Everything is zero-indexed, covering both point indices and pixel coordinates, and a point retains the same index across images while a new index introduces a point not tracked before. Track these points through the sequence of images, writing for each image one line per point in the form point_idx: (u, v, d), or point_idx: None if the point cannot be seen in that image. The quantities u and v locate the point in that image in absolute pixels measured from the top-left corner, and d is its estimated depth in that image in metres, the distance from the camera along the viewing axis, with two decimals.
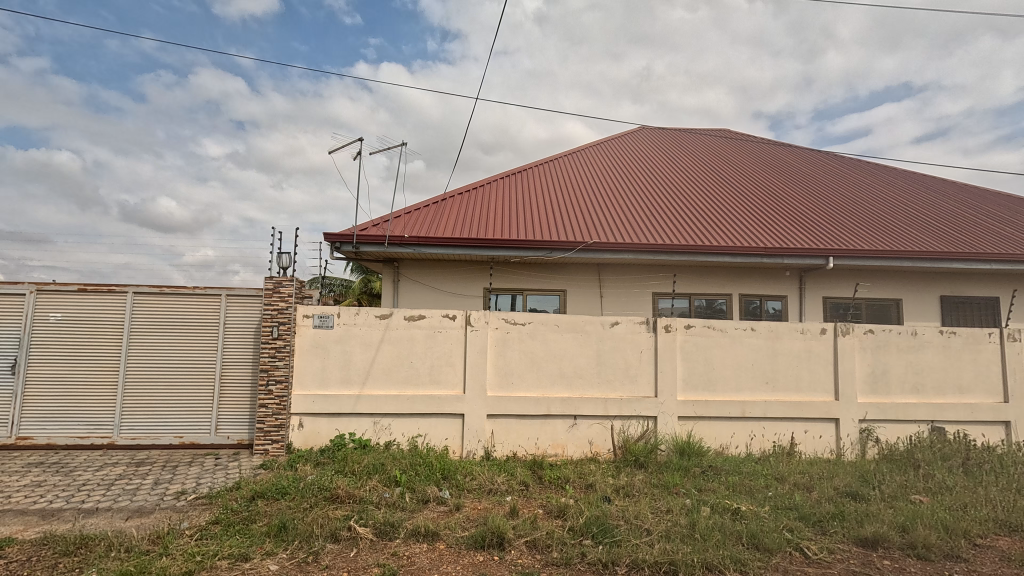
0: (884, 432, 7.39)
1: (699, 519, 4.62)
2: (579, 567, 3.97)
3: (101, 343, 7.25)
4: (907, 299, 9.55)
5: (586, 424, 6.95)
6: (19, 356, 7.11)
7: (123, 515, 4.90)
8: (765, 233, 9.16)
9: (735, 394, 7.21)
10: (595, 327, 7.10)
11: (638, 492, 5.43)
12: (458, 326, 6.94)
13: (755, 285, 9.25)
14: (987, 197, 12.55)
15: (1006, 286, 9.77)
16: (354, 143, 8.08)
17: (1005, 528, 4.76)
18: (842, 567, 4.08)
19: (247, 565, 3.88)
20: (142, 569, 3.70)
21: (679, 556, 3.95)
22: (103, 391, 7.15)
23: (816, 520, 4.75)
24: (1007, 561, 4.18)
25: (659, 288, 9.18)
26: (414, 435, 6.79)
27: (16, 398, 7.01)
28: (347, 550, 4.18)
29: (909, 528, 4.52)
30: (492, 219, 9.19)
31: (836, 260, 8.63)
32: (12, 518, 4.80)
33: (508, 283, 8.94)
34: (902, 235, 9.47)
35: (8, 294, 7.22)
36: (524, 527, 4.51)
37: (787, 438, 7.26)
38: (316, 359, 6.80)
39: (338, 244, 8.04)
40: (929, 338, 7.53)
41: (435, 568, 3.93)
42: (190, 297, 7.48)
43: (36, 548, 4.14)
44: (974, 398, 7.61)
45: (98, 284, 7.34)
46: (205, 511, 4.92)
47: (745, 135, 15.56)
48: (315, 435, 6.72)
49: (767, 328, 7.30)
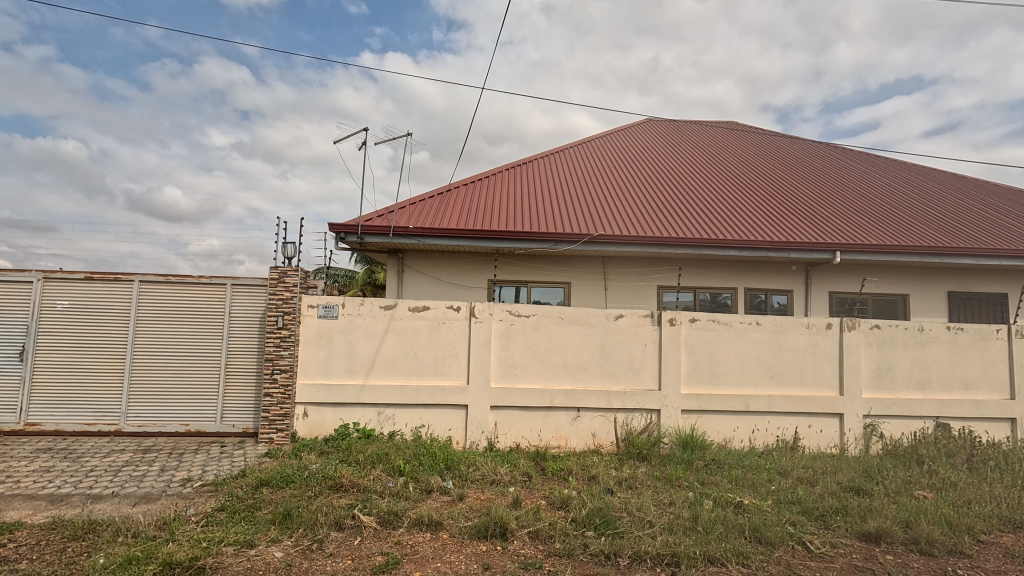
0: (888, 428, 7.38)
1: (702, 512, 4.63)
2: (582, 558, 3.97)
3: (108, 331, 7.29)
4: (914, 294, 9.49)
5: (589, 417, 6.96)
6: (27, 343, 7.17)
7: (129, 501, 4.94)
8: (772, 227, 9.09)
9: (740, 388, 7.21)
10: (599, 320, 7.09)
11: (641, 485, 5.45)
12: (462, 318, 6.94)
13: (760, 279, 9.23)
14: (997, 193, 12.42)
15: (1015, 282, 9.69)
16: (359, 134, 8.11)
17: (1009, 525, 4.74)
18: (845, 561, 4.08)
19: (253, 552, 3.92)
20: (149, 554, 3.73)
21: (682, 549, 3.97)
22: (110, 378, 7.20)
23: (819, 514, 4.76)
24: (1010, 557, 4.17)
25: (664, 281, 9.14)
26: (418, 425, 6.81)
27: (24, 384, 7.08)
28: (352, 538, 4.21)
29: (912, 523, 4.51)
30: (497, 210, 9.15)
31: (843, 254, 8.58)
32: (21, 503, 4.85)
33: (513, 276, 8.93)
34: (910, 230, 9.39)
35: (16, 282, 7.27)
36: (526, 517, 4.53)
37: (790, 432, 7.24)
38: (321, 350, 6.82)
39: (342, 235, 8.03)
40: (936, 334, 7.49)
41: (438, 557, 3.96)
42: (195, 286, 7.51)
43: (44, 533, 4.19)
44: (980, 395, 7.58)
45: (104, 273, 7.38)
46: (211, 498, 4.96)
47: (753, 128, 15.40)
48: (320, 424, 6.75)
49: (772, 323, 7.28)
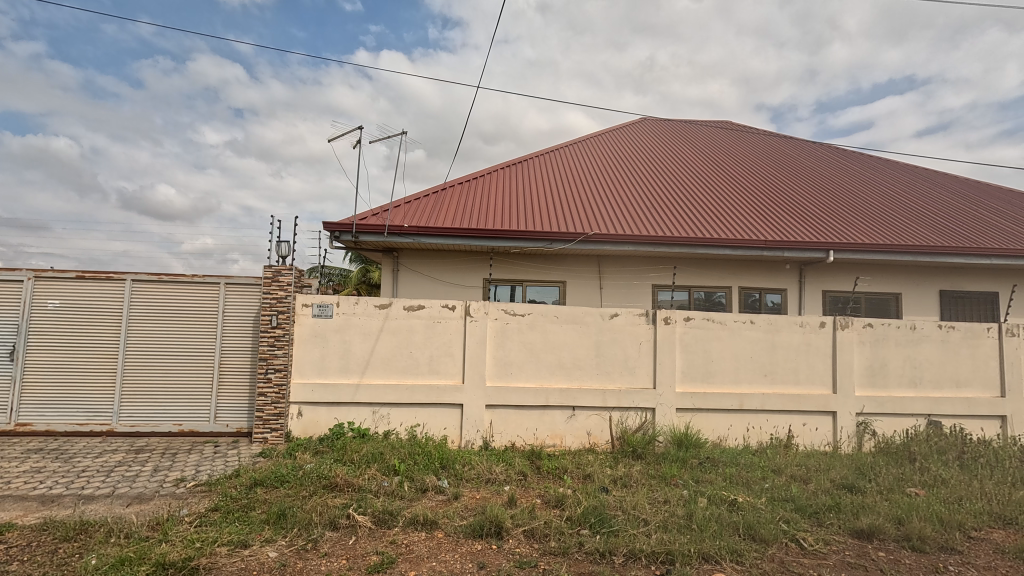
0: (881, 425, 7.43)
1: (696, 510, 4.64)
2: (577, 556, 3.98)
3: (100, 331, 7.23)
4: (906, 293, 9.55)
5: (584, 415, 6.97)
6: (18, 342, 7.11)
7: (122, 501, 4.91)
8: (766, 226, 9.13)
9: (734, 386, 7.23)
10: (594, 318, 7.10)
11: (636, 483, 5.47)
12: (458, 316, 6.93)
13: (754, 278, 9.27)
14: (991, 193, 12.49)
15: (1006, 281, 9.78)
16: (354, 132, 8.08)
17: (999, 521, 4.78)
18: (838, 558, 4.10)
19: (247, 552, 3.90)
20: (142, 555, 3.71)
21: (676, 546, 3.99)
22: (102, 378, 7.15)
23: (812, 511, 4.78)
24: (1001, 553, 4.22)
25: (659, 280, 9.16)
26: (413, 424, 6.80)
27: (15, 384, 7.02)
28: (346, 537, 4.20)
29: (904, 520, 4.54)
30: (492, 209, 9.14)
31: (836, 253, 8.61)
32: (12, 503, 4.82)
33: (508, 274, 8.93)
34: (903, 229, 9.45)
35: (6, 281, 7.20)
36: (522, 516, 4.53)
37: (784, 430, 7.28)
38: (316, 349, 6.79)
39: (337, 234, 8.00)
40: (928, 332, 7.54)
41: (433, 556, 3.96)
42: (189, 285, 7.46)
43: (35, 534, 4.15)
44: (971, 392, 7.64)
45: (96, 271, 7.32)
46: (205, 498, 4.94)
47: (749, 128, 15.45)
48: (315, 423, 6.73)
49: (766, 321, 7.32)
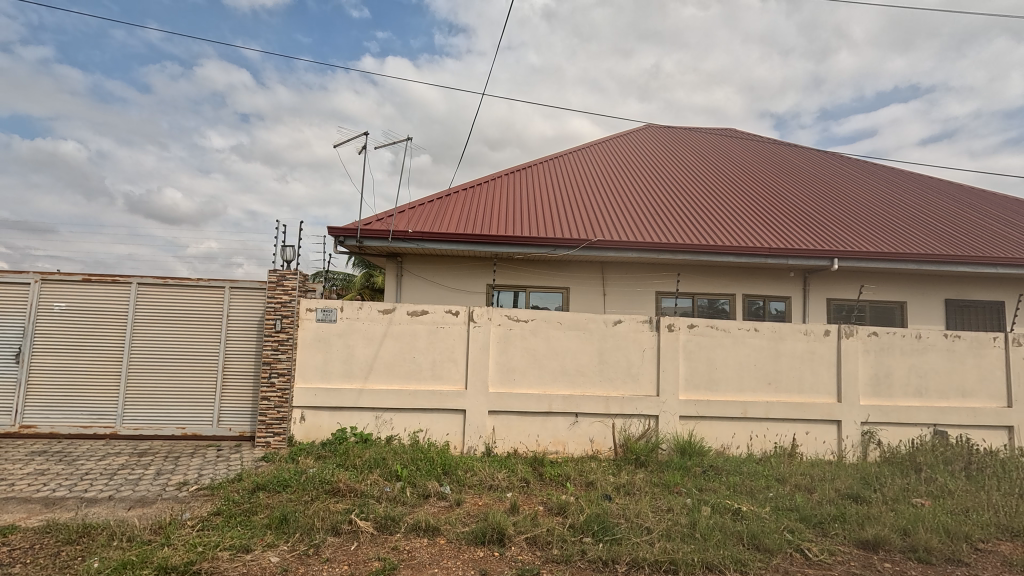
0: (886, 435, 7.39)
1: (700, 519, 4.61)
2: (579, 564, 3.96)
3: (105, 333, 7.27)
4: (911, 302, 9.51)
5: (587, 422, 6.95)
6: (23, 343, 7.14)
7: (124, 505, 4.91)
8: (772, 235, 9.06)
9: (737, 394, 7.20)
10: (598, 325, 7.09)
11: (639, 491, 5.43)
12: (461, 322, 6.93)
13: (759, 286, 9.23)
14: (992, 200, 12.48)
15: (1012, 290, 9.73)
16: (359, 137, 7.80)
17: (1007, 533, 4.74)
18: (843, 568, 4.08)
19: (248, 557, 3.89)
20: (144, 559, 3.69)
21: (680, 555, 3.95)
22: (107, 381, 7.17)
23: (817, 521, 4.74)
24: (1008, 566, 4.17)
25: (662, 287, 9.16)
26: (416, 430, 6.79)
27: (20, 386, 7.05)
28: (348, 543, 4.18)
29: (910, 531, 4.51)
30: (497, 215, 9.17)
31: (841, 261, 8.57)
32: (15, 506, 4.82)
33: (511, 280, 8.94)
34: (908, 237, 9.43)
35: (13, 282, 7.26)
36: (524, 523, 4.51)
37: (788, 439, 7.24)
38: (320, 354, 6.80)
39: (341, 238, 8.00)
40: (934, 341, 7.49)
41: (435, 563, 3.94)
42: (193, 288, 7.49)
43: (38, 536, 4.15)
44: (976, 403, 7.58)
45: (101, 274, 7.36)
46: (207, 502, 4.94)
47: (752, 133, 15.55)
48: (317, 428, 6.73)
49: (771, 329, 7.28)
